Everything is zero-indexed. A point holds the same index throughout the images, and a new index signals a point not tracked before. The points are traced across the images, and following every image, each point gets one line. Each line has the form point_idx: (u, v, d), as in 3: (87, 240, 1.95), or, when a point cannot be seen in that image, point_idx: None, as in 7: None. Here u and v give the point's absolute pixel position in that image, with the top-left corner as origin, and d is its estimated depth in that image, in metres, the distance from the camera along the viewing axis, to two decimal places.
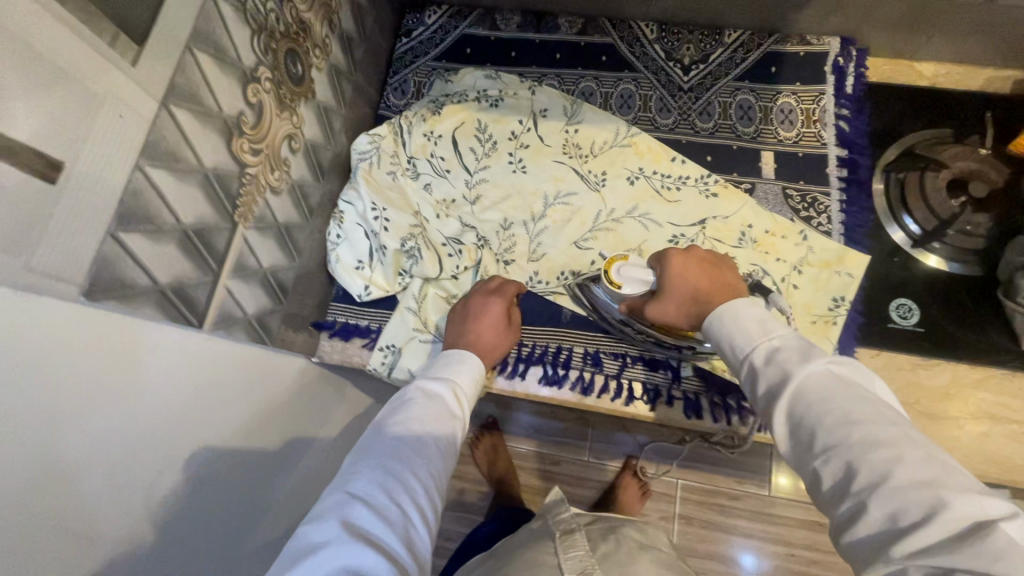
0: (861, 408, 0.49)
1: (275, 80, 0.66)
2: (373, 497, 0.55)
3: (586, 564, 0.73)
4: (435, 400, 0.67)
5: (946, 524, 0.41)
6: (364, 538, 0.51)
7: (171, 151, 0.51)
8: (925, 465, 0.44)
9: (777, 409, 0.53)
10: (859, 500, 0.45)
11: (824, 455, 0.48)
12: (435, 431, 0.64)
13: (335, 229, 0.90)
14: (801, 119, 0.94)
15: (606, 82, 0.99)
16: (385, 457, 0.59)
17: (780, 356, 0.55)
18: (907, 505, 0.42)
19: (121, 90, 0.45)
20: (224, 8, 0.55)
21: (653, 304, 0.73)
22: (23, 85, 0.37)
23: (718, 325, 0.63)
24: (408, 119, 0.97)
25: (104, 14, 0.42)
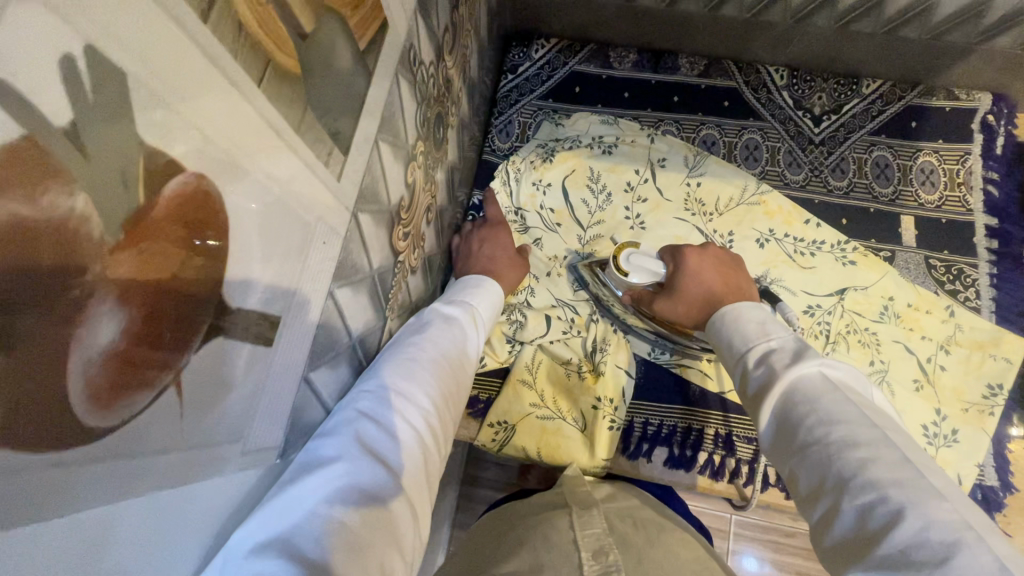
0: (848, 407, 0.45)
1: (426, 150, 0.58)
2: (385, 413, 0.45)
3: (602, 543, 0.58)
4: (447, 323, 0.58)
5: (914, 531, 0.35)
6: (376, 457, 0.41)
7: (354, 263, 0.44)
8: (894, 466, 0.40)
9: (763, 409, 0.49)
10: (835, 502, 0.41)
11: (802, 455, 0.45)
12: (450, 353, 0.55)
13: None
14: (944, 181, 0.87)
15: (729, 130, 0.92)
16: (398, 368, 0.49)
17: (772, 357, 0.52)
18: (877, 505, 0.38)
19: (328, 212, 0.37)
20: (404, 84, 0.48)
21: (663, 300, 0.71)
22: (261, 240, 0.30)
23: (721, 325, 0.60)
24: (517, 165, 0.89)
25: (326, 131, 0.34)
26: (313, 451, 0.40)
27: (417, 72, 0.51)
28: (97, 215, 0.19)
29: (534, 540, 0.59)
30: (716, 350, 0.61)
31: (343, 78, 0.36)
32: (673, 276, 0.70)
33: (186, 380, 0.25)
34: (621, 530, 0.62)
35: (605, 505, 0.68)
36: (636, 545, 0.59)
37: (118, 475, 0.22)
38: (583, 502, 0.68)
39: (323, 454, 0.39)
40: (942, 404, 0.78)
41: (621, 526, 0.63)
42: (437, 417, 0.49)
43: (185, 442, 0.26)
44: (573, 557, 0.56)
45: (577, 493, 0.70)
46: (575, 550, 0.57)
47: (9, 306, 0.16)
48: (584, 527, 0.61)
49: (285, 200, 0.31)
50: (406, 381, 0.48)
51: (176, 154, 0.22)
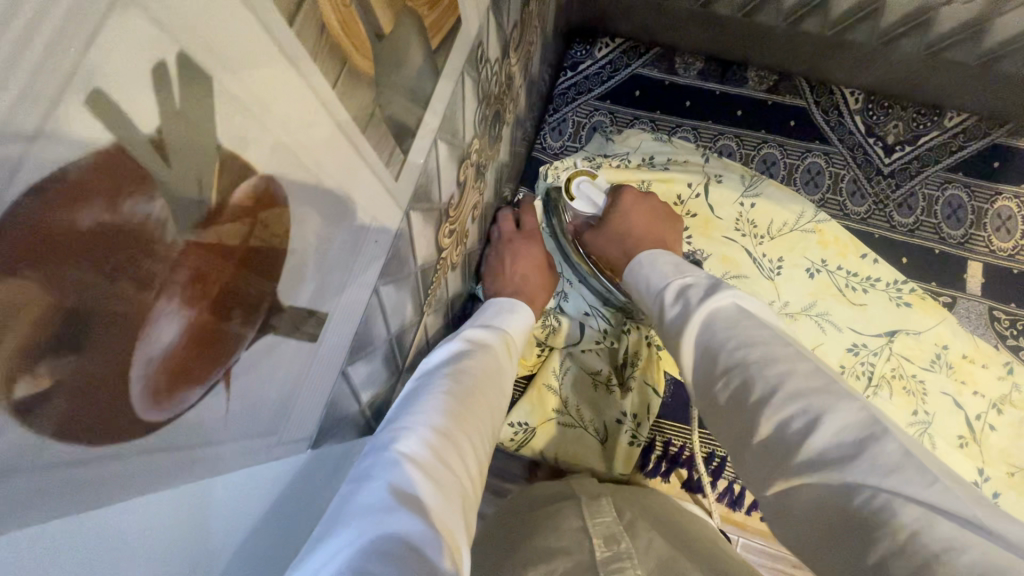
0: (761, 331, 0.46)
1: (481, 147, 0.57)
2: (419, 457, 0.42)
3: (613, 530, 0.57)
4: (479, 353, 0.57)
5: (829, 432, 0.37)
6: (413, 503, 0.38)
7: (401, 262, 0.44)
8: (807, 377, 0.41)
9: (683, 341, 0.50)
10: (754, 416, 0.41)
11: (725, 377, 0.45)
12: (484, 393, 0.53)
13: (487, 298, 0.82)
14: (1022, 229, 0.81)
15: (792, 152, 0.88)
16: (432, 411, 0.47)
17: (688, 291, 0.54)
18: (796, 415, 0.38)
19: (382, 212, 0.37)
20: (468, 82, 0.47)
21: (593, 234, 0.75)
22: (319, 242, 0.30)
23: (641, 266, 0.63)
24: (555, 171, 0.88)
25: (390, 133, 0.34)
26: (361, 498, 0.38)
27: (483, 70, 0.50)
28: (173, 219, 0.19)
29: (546, 526, 0.59)
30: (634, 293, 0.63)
31: (412, 78, 0.35)
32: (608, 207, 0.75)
33: (235, 376, 0.26)
34: (630, 518, 0.62)
35: (613, 496, 0.68)
36: (645, 531, 0.59)
37: (165, 467, 0.23)
38: (591, 495, 0.67)
39: (358, 503, 0.37)
40: (986, 464, 0.74)
41: (627, 514, 0.63)
42: (475, 451, 0.48)
43: (229, 434, 0.27)
44: (584, 541, 0.55)
45: (585, 485, 0.70)
46: (586, 537, 0.56)
47: (82, 307, 0.16)
48: (595, 516, 0.60)
49: (343, 204, 0.31)
50: (446, 417, 0.47)
51: (251, 159, 0.22)
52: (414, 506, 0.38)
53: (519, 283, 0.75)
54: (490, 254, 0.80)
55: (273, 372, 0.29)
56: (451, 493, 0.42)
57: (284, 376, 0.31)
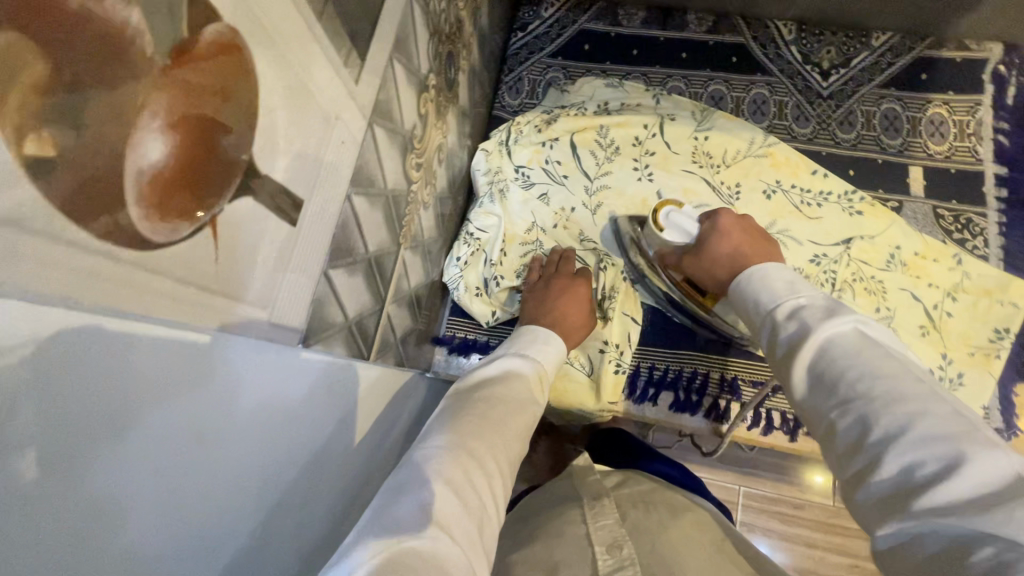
0: (891, 366, 0.43)
1: (437, 85, 0.60)
2: (452, 476, 0.45)
3: (615, 535, 0.59)
4: (514, 380, 0.61)
5: (962, 480, 0.34)
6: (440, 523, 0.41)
7: (370, 175, 0.46)
8: (944, 420, 0.38)
9: (795, 364, 0.47)
10: (873, 454, 0.39)
11: (841, 408, 0.43)
12: (517, 417, 0.56)
13: (465, 252, 0.82)
14: (954, 131, 0.87)
15: (737, 86, 0.93)
16: (470, 434, 0.50)
17: (804, 312, 0.50)
18: (926, 458, 0.37)
19: (346, 113, 0.39)
20: (417, 10, 0.50)
21: (690, 258, 0.70)
22: (286, 117, 0.32)
23: (747, 283, 0.58)
24: (519, 127, 0.91)
25: (344, 29, 0.36)
26: (394, 510, 0.41)
27: (430, 2, 0.53)
28: (148, 32, 0.21)
29: (547, 536, 0.61)
30: (738, 308, 0.59)
31: None
32: (706, 233, 0.68)
33: (221, 227, 0.28)
34: (633, 517, 0.64)
35: (618, 495, 0.69)
36: (649, 534, 0.61)
37: (164, 292, 0.25)
38: (595, 493, 0.69)
39: (394, 516, 0.40)
40: (948, 349, 0.79)
41: (634, 515, 0.64)
42: (502, 475, 0.51)
43: (221, 288, 0.29)
44: (586, 551, 0.57)
45: (590, 484, 0.71)
46: (589, 544, 0.58)
47: (71, 97, 0.19)
48: (597, 518, 0.62)
49: (305, 87, 0.33)
50: (476, 439, 0.50)
51: (216, 3, 0.25)
52: (437, 525, 0.40)
53: (554, 318, 0.75)
54: (530, 297, 0.79)
55: (253, 241, 0.31)
56: (473, 512, 0.44)
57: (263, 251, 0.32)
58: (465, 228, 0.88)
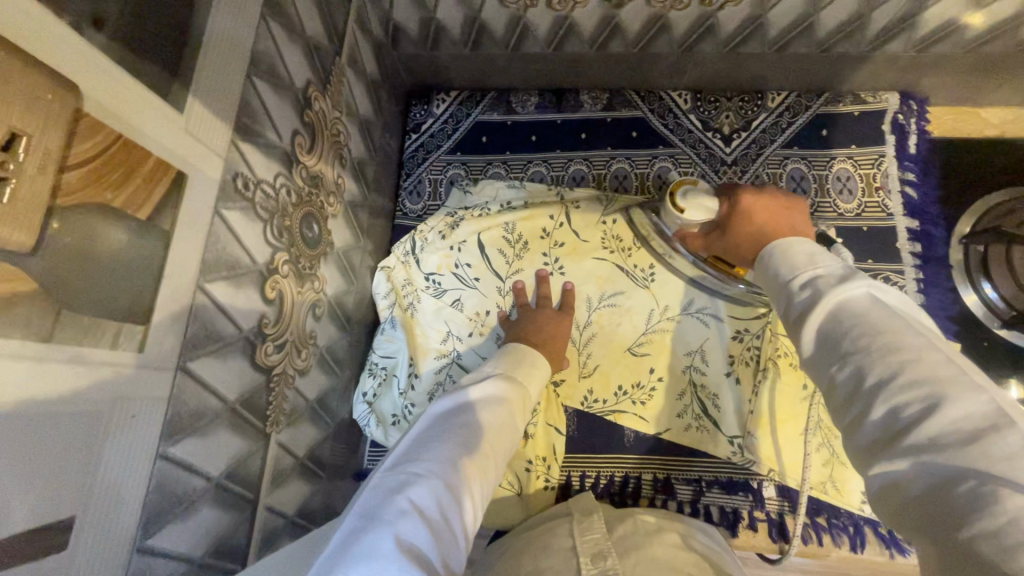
0: (892, 318, 0.41)
1: (292, 256, 0.57)
2: (428, 506, 0.44)
3: (601, 547, 0.56)
4: (500, 405, 0.59)
5: (940, 421, 0.33)
6: (417, 558, 0.40)
7: (194, 411, 0.44)
8: (936, 365, 0.36)
9: (805, 327, 0.44)
10: (865, 401, 0.38)
11: (842, 361, 0.41)
12: (498, 441, 0.55)
13: (371, 384, 0.83)
14: (861, 187, 0.85)
15: (640, 161, 0.91)
16: (449, 459, 0.49)
17: (820, 281, 0.47)
18: (908, 401, 0.35)
19: (133, 387, 0.37)
20: (233, 215, 0.47)
21: (716, 237, 0.69)
22: (13, 470, 0.29)
23: (766, 256, 0.54)
24: (422, 235, 0.89)
25: (103, 319, 0.34)
26: (365, 543, 0.41)
27: (256, 193, 0.50)
28: None
29: (534, 549, 0.58)
30: (757, 280, 0.55)
31: (122, 258, 0.35)
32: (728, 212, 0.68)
33: None
34: (622, 533, 0.61)
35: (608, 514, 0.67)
36: (635, 548, 0.56)
37: None
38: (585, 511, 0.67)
39: (368, 549, 0.40)
40: None
41: (619, 530, 0.62)
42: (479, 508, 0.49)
43: None
44: (572, 561, 0.54)
45: (582, 502, 0.70)
46: (574, 554, 0.55)
47: None
48: (584, 533, 0.59)
49: (43, 419, 0.30)
50: (458, 466, 0.49)
51: None
52: (411, 559, 0.39)
53: (541, 334, 0.76)
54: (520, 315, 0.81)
55: None
56: (446, 538, 0.44)
57: None
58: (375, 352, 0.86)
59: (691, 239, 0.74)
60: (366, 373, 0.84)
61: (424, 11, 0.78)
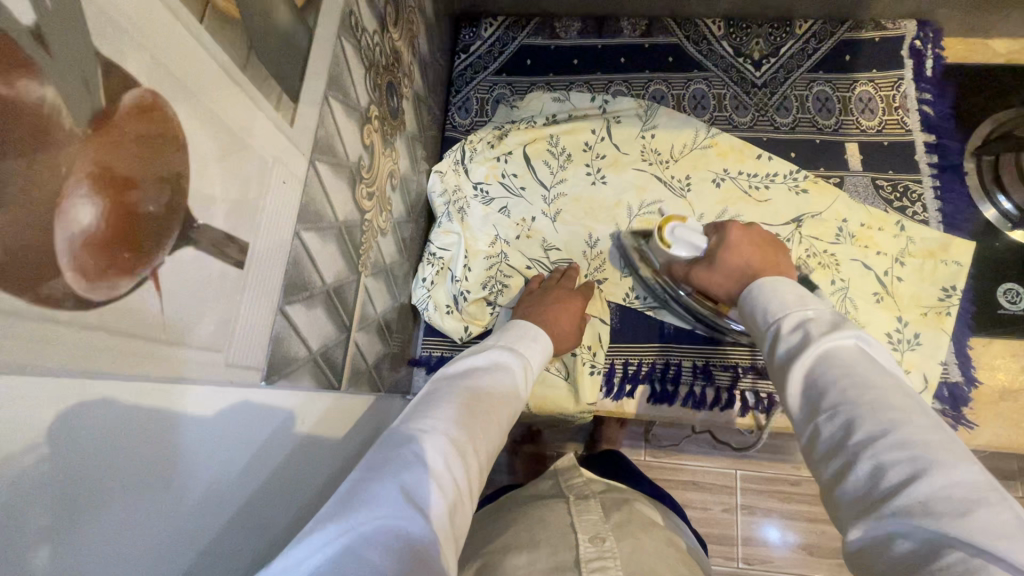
0: (883, 381, 0.45)
1: (380, 116, 0.62)
2: (434, 463, 0.45)
3: (598, 528, 0.59)
4: (503, 376, 0.60)
5: (932, 488, 0.36)
6: (418, 513, 0.40)
7: (318, 211, 0.48)
8: (924, 430, 0.40)
9: (791, 371, 0.49)
10: (852, 456, 0.41)
11: (831, 412, 0.44)
12: (501, 409, 0.56)
13: (429, 272, 0.87)
14: (882, 106, 0.92)
15: (676, 83, 0.97)
16: (454, 423, 0.50)
17: (809, 325, 0.51)
18: (898, 462, 0.38)
19: (285, 154, 0.41)
20: (347, 47, 0.52)
21: (702, 271, 0.69)
22: (218, 167, 0.33)
23: (757, 295, 0.58)
24: (472, 145, 0.93)
25: (273, 77, 0.38)
26: (367, 491, 0.41)
27: (362, 38, 0.55)
28: (67, 109, 0.23)
29: (533, 525, 0.62)
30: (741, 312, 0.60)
31: (283, 32, 0.40)
32: (715, 245, 0.69)
33: (163, 280, 0.29)
34: (616, 518, 0.63)
35: (600, 497, 0.69)
36: (631, 533, 0.60)
37: (114, 352, 0.26)
38: (580, 496, 0.69)
39: (370, 495, 0.40)
40: (903, 311, 0.82)
41: (615, 515, 0.64)
42: (480, 473, 0.49)
43: (172, 337, 0.30)
44: (571, 539, 0.58)
45: (574, 487, 0.72)
46: (572, 532, 0.59)
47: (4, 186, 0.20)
48: (581, 514, 0.63)
49: (236, 136, 0.35)
50: (460, 427, 0.49)
51: (131, 70, 0.26)
52: (412, 514, 0.40)
53: (548, 317, 0.75)
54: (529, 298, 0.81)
55: (203, 291, 0.33)
56: (449, 498, 0.44)
57: (214, 297, 0.34)
58: (427, 248, 0.90)
59: (676, 271, 0.75)
60: (420, 268, 0.88)
61: None
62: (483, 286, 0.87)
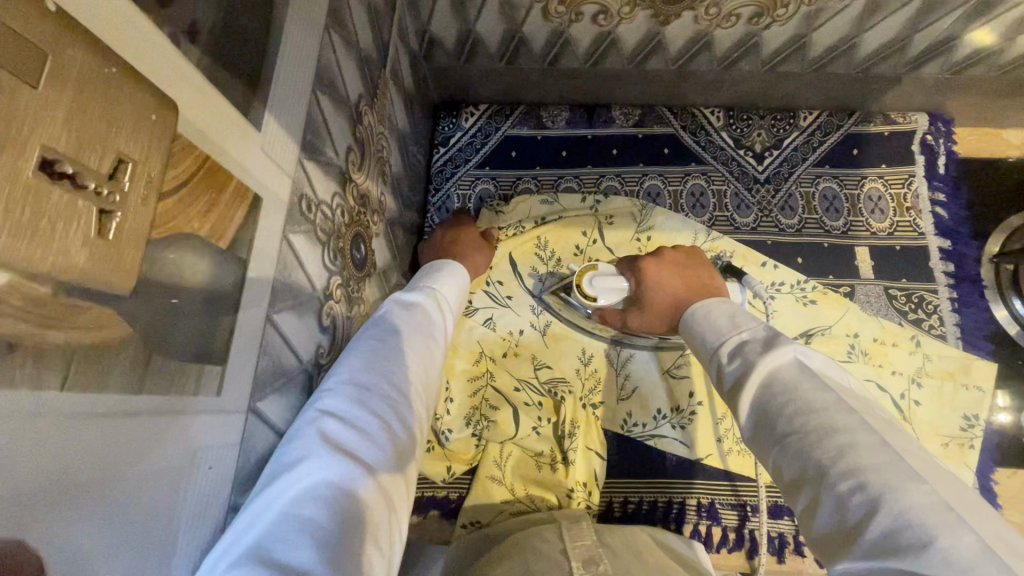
0: (825, 394, 0.42)
1: (344, 281, 0.54)
2: (343, 413, 0.40)
3: (593, 552, 0.51)
4: (411, 305, 0.52)
5: (888, 517, 0.33)
6: (337, 461, 0.37)
7: (262, 455, 0.40)
8: (874, 450, 0.37)
9: (739, 404, 0.46)
10: (814, 490, 0.38)
11: (782, 442, 0.41)
12: (418, 334, 0.49)
13: None
14: (893, 206, 0.86)
15: (673, 178, 0.90)
16: (357, 366, 0.44)
17: (747, 348, 0.49)
18: (857, 492, 0.35)
19: (211, 434, 0.33)
20: (298, 239, 0.43)
21: (634, 315, 0.69)
22: (105, 535, 0.25)
23: (692, 321, 0.57)
24: None
25: (187, 362, 0.30)
26: (276, 466, 0.37)
27: (317, 216, 0.47)
28: None
29: (522, 551, 0.52)
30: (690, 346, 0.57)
31: (205, 291, 0.32)
32: (637, 289, 0.68)
33: None
34: (612, 543, 0.57)
35: (599, 528, 0.62)
36: (626, 558, 0.53)
37: None
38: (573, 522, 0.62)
39: (283, 465, 0.37)
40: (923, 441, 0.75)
41: (610, 541, 0.57)
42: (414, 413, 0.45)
43: None
44: (563, 565, 0.49)
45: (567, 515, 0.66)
46: (565, 560, 0.50)
47: None
48: (574, 538, 0.54)
49: (130, 475, 0.27)
50: (364, 368, 0.44)
51: None
52: (330, 467, 0.36)
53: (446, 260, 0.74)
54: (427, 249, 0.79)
55: None
56: (373, 440, 0.40)
57: None
58: None
59: (608, 316, 0.74)
60: None
61: (462, 23, 0.75)
62: (466, 417, 0.79)
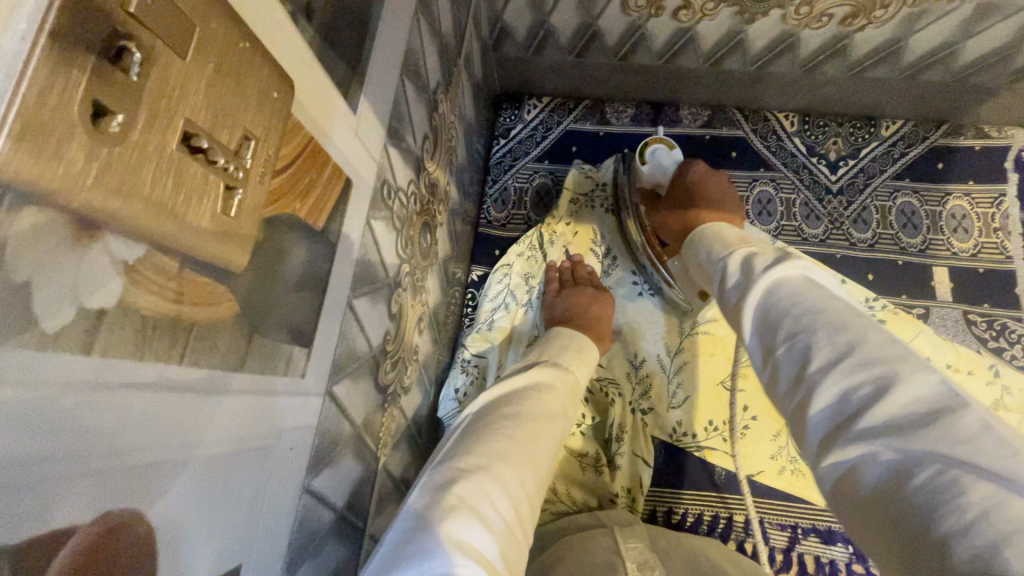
0: (834, 301, 0.37)
1: (411, 269, 0.54)
2: (480, 504, 0.34)
3: (648, 555, 0.49)
4: (547, 394, 0.48)
5: (895, 402, 0.29)
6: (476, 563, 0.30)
7: (333, 437, 0.40)
8: (885, 345, 0.32)
9: (744, 310, 0.41)
10: (812, 383, 0.33)
11: (787, 341, 0.36)
12: (551, 433, 0.44)
13: (463, 382, 0.73)
14: (979, 226, 0.80)
15: (739, 183, 0.86)
16: (497, 451, 0.39)
17: (754, 261, 0.44)
18: (861, 382, 0.31)
19: (296, 413, 0.33)
20: (377, 225, 0.43)
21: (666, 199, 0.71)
22: (204, 507, 0.26)
23: (701, 241, 0.55)
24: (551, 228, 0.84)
25: (279, 341, 0.30)
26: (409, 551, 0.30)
27: (395, 202, 0.47)
28: None
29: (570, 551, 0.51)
30: (693, 267, 0.55)
31: (298, 271, 0.32)
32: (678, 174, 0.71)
33: None
34: (664, 547, 0.55)
35: (650, 529, 0.61)
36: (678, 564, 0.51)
37: None
38: (624, 524, 0.61)
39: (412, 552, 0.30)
40: None
41: (662, 544, 0.56)
42: (533, 467, 0.40)
43: None
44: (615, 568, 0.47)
45: (614, 517, 0.64)
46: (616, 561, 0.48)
47: None
48: (627, 539, 0.52)
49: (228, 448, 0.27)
50: (503, 455, 0.38)
51: (66, 516, 0.18)
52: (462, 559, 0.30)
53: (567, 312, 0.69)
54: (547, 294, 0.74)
55: None
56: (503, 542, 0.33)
57: None
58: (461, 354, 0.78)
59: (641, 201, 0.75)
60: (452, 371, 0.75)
61: (537, 14, 0.74)
62: None
